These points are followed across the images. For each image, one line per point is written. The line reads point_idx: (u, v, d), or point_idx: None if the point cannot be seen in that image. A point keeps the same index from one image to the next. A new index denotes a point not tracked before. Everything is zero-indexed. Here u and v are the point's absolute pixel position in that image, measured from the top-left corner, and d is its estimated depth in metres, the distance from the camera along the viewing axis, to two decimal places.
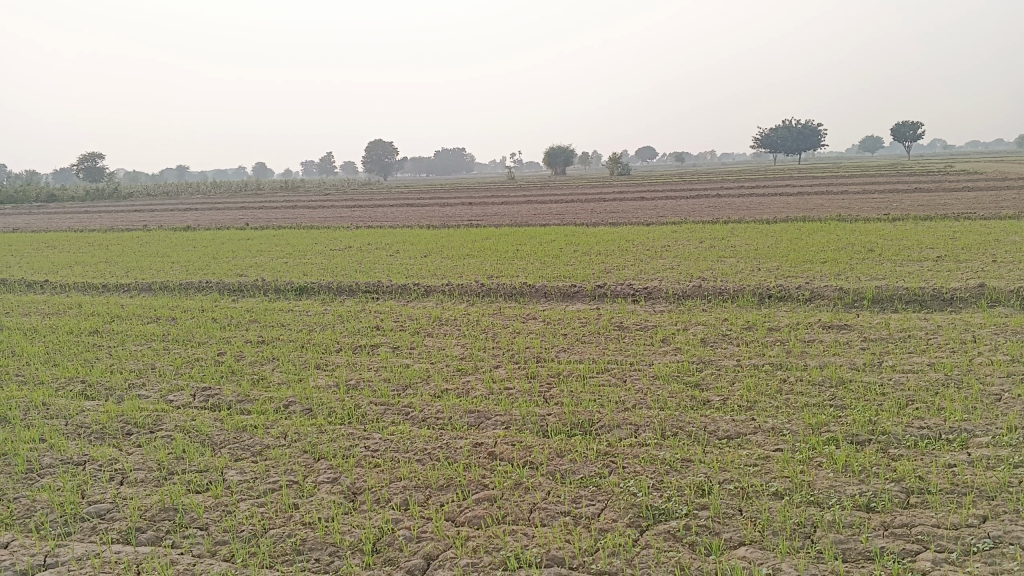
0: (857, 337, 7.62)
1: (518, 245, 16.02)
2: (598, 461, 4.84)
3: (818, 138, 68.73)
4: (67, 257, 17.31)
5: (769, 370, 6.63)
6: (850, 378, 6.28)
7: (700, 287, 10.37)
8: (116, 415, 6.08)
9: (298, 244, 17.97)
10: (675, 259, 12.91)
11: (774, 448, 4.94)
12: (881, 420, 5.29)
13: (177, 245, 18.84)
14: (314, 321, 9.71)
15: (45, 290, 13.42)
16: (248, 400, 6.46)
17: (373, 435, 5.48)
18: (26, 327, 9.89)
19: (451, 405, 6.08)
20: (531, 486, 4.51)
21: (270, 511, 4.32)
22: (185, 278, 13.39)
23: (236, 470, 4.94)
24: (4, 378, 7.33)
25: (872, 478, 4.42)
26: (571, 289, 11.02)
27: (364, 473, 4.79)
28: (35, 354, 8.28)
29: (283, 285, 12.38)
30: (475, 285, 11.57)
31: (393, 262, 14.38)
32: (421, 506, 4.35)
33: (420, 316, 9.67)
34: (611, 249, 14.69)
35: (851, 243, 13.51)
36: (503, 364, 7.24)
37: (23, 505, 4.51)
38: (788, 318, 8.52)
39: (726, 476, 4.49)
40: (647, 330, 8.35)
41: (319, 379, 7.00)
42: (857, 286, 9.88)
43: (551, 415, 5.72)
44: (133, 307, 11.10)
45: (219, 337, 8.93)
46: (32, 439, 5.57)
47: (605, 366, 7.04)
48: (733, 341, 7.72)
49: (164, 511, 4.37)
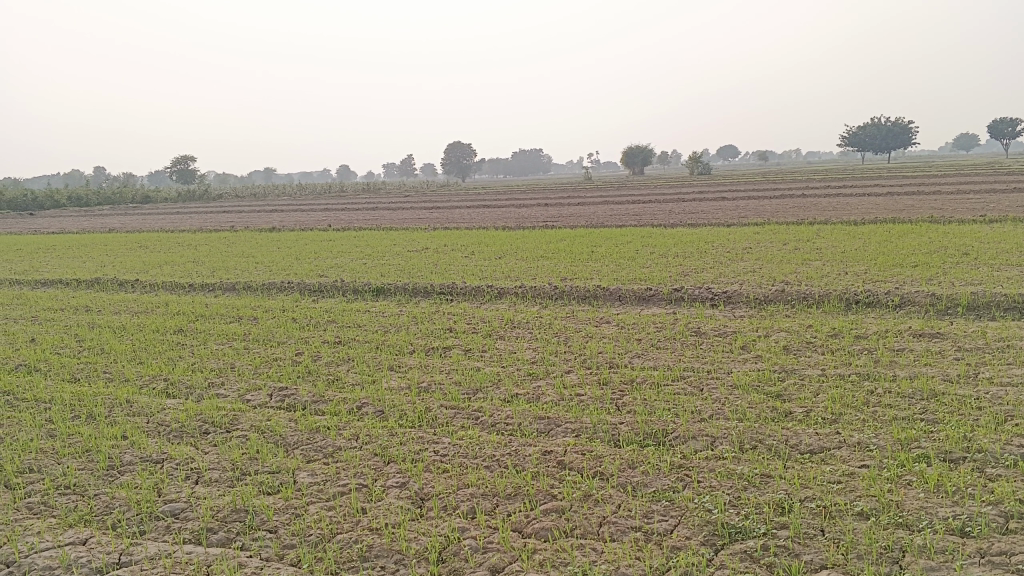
0: (951, 346, 7.23)
1: (594, 247, 15.87)
2: (672, 473, 4.68)
3: (909, 136, 66.14)
4: (158, 257, 17.98)
5: (856, 381, 6.33)
6: (943, 391, 5.92)
7: (783, 292, 10.04)
8: (195, 413, 6.21)
9: (376, 245, 18.20)
10: (756, 262, 12.57)
11: (860, 464, 4.70)
12: (977, 437, 4.96)
13: (262, 246, 19.33)
14: (390, 321, 9.78)
15: (136, 289, 13.95)
16: (322, 401, 6.51)
17: (443, 439, 5.44)
18: (116, 325, 10.27)
19: (521, 410, 6.00)
20: (601, 498, 4.38)
21: (339, 515, 4.31)
22: (267, 278, 13.71)
23: (307, 472, 4.96)
24: (92, 376, 7.60)
25: (966, 500, 4.13)
26: (646, 292, 10.82)
27: (432, 479, 4.75)
28: (124, 352, 8.59)
29: (361, 286, 12.55)
30: (548, 287, 11.47)
31: (469, 264, 14.41)
32: (488, 516, 4.27)
33: (493, 318, 9.63)
34: (689, 251, 14.39)
35: (945, 247, 12.85)
36: (575, 369, 7.13)
37: (103, 502, 4.63)
38: (876, 326, 8.14)
39: (807, 494, 4.28)
40: (726, 336, 8.10)
41: (391, 381, 7.01)
42: (950, 291, 9.39)
43: (623, 424, 5.58)
44: (217, 306, 11.42)
45: (298, 337, 9.08)
46: (115, 436, 5.75)
47: (681, 373, 6.84)
48: (817, 349, 7.42)
49: (235, 513, 4.41)
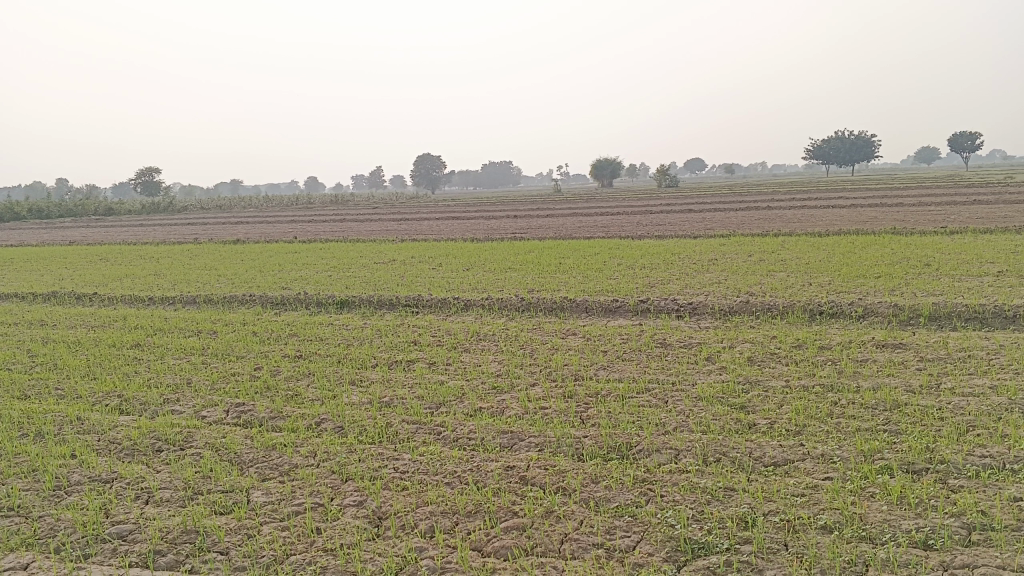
0: (913, 356, 7.27)
1: (561, 258, 15.84)
2: (635, 488, 4.61)
3: (872, 149, 67.27)
4: (118, 270, 17.63)
5: (820, 393, 6.32)
6: (905, 402, 5.93)
7: (748, 303, 10.06)
8: (148, 431, 6.03)
9: (342, 257, 18.01)
10: (722, 273, 12.61)
11: (824, 476, 4.66)
12: (940, 448, 4.96)
13: (225, 258, 19.05)
14: (353, 335, 9.63)
15: (94, 303, 13.64)
16: (280, 417, 6.36)
17: (403, 455, 5.32)
18: (71, 339, 10.01)
19: (484, 425, 5.89)
20: (563, 514, 4.29)
21: (293, 536, 4.18)
22: (230, 291, 13.48)
23: (262, 490, 4.82)
24: (43, 392, 7.36)
25: (929, 512, 4.11)
26: (613, 304, 10.79)
27: (391, 496, 4.63)
28: (77, 367, 8.35)
29: (325, 299, 12.38)
30: (515, 299, 11.39)
31: (435, 276, 14.28)
32: (447, 534, 4.17)
33: (458, 331, 9.53)
34: (655, 262, 14.42)
35: (907, 258, 13.00)
36: (540, 382, 7.04)
37: (47, 525, 4.45)
38: (839, 336, 8.17)
39: (771, 508, 4.23)
40: (691, 348, 8.07)
41: (353, 396, 6.88)
42: (912, 302, 9.47)
43: (587, 438, 5.50)
44: (177, 320, 11.18)
45: (258, 351, 8.90)
46: (63, 455, 5.55)
47: (646, 386, 6.79)
48: (781, 361, 7.41)
49: (185, 534, 4.26)
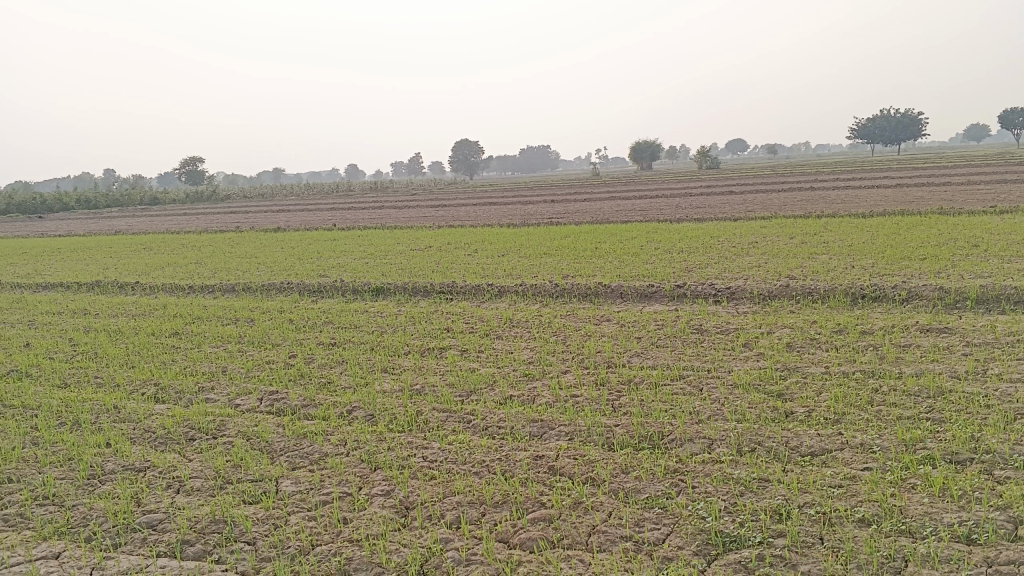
0: (959, 341, 7.03)
1: (598, 243, 15.70)
2: (666, 479, 4.51)
3: (919, 127, 65.59)
4: (160, 259, 17.89)
5: (860, 379, 6.14)
6: (950, 389, 5.73)
7: (788, 287, 9.85)
8: (181, 419, 6.07)
9: (380, 244, 18.05)
10: (762, 257, 12.37)
11: (862, 467, 4.52)
12: (985, 437, 4.77)
13: (265, 246, 19.23)
14: (387, 322, 9.63)
15: (136, 292, 13.86)
16: (312, 405, 6.37)
17: (432, 444, 5.29)
18: (112, 328, 10.16)
19: (515, 413, 5.83)
20: (592, 506, 4.22)
21: (319, 526, 4.17)
22: (267, 279, 13.59)
23: (291, 480, 4.82)
24: (83, 381, 7.47)
25: (973, 505, 3.95)
26: (648, 289, 10.64)
27: (419, 486, 4.60)
28: (116, 356, 8.47)
29: (360, 286, 12.41)
30: (549, 285, 11.30)
31: (471, 262, 14.24)
32: (473, 525, 4.12)
33: (492, 318, 9.46)
34: (693, 246, 14.20)
35: (954, 239, 12.61)
36: (572, 370, 6.95)
37: (79, 514, 4.50)
38: (882, 321, 7.94)
39: (806, 500, 4.10)
40: (728, 333, 7.92)
41: (384, 383, 6.86)
42: (959, 285, 9.17)
43: (618, 427, 5.41)
44: (215, 308, 11.29)
45: (293, 339, 8.94)
46: (99, 444, 5.61)
47: (680, 373, 6.66)
48: (821, 346, 7.23)
49: (213, 524, 4.28)
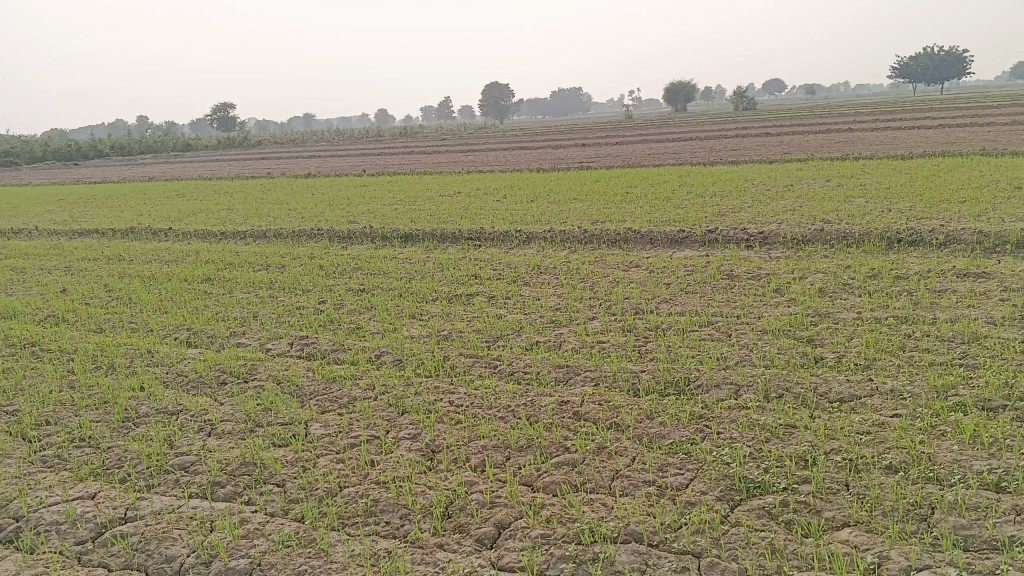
0: (997, 286, 6.87)
1: (629, 187, 15.51)
2: (692, 425, 4.50)
3: (964, 65, 63.44)
4: (193, 205, 18.04)
5: (892, 325, 6.04)
6: (985, 335, 5.62)
7: (821, 231, 9.66)
8: (213, 363, 6.17)
9: (409, 190, 18.01)
10: (797, 201, 12.14)
11: (892, 414, 4.46)
12: (1020, 384, 4.68)
13: (296, 192, 19.28)
14: (416, 268, 9.64)
15: (169, 238, 14.01)
16: (341, 350, 6.43)
17: (459, 389, 5.32)
18: (146, 274, 10.30)
19: (541, 359, 5.84)
20: (616, 451, 4.23)
21: (346, 469, 4.23)
22: (298, 225, 13.65)
23: (320, 423, 4.89)
24: (118, 326, 7.61)
25: (1004, 453, 3.89)
26: (678, 234, 10.52)
27: (445, 430, 4.64)
28: (150, 301, 8.60)
29: (389, 232, 12.42)
30: (578, 231, 11.22)
31: (500, 207, 14.17)
32: (498, 469, 4.16)
33: (520, 264, 9.43)
34: (727, 190, 13.97)
35: (996, 181, 12.26)
36: (600, 316, 6.92)
37: (114, 455, 4.61)
38: (918, 265, 7.77)
39: (833, 446, 4.07)
40: (759, 279, 7.82)
41: (412, 329, 6.90)
42: (1000, 228, 8.93)
43: (644, 373, 5.39)
44: (246, 254, 11.38)
45: (323, 285, 9.00)
46: (133, 388, 5.73)
47: (709, 319, 6.61)
48: (853, 292, 7.11)
49: (244, 466, 4.36)
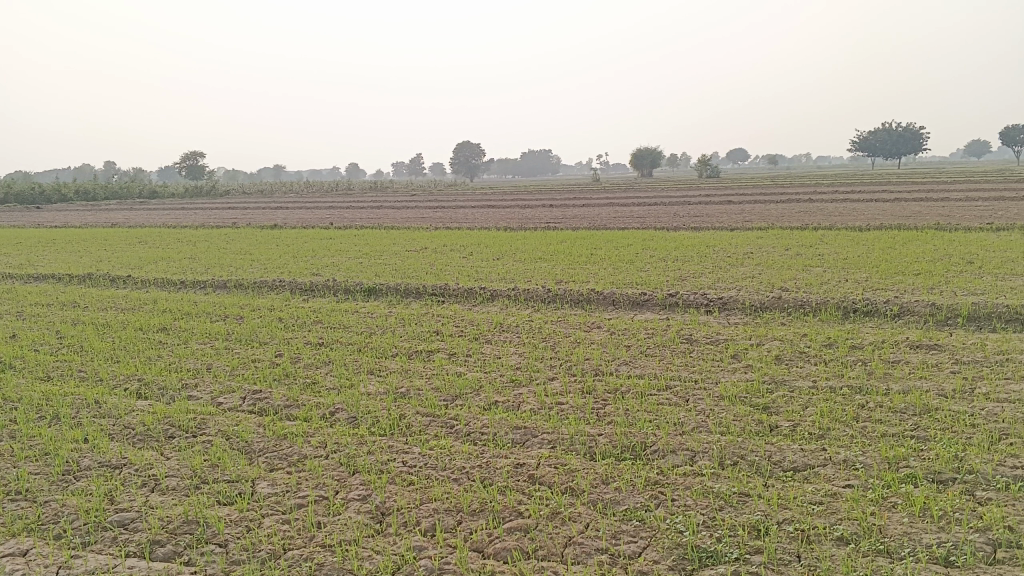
0: (949, 358, 7.00)
1: (594, 249, 15.66)
2: (646, 491, 4.46)
3: (920, 142, 65.66)
4: (154, 252, 17.83)
5: (847, 395, 6.10)
6: (937, 407, 5.70)
7: (780, 299, 9.81)
8: (162, 416, 6.02)
9: (376, 244, 18.00)
10: (757, 267, 12.35)
11: (844, 484, 4.47)
12: (969, 457, 4.73)
13: (260, 243, 19.16)
14: (377, 323, 9.58)
15: (127, 285, 13.80)
16: (295, 405, 6.32)
17: (413, 449, 5.24)
18: (100, 322, 10.10)
19: (498, 419, 5.79)
20: (569, 517, 4.17)
21: (293, 530, 4.13)
22: (260, 276, 13.53)
23: (268, 481, 4.77)
24: (66, 374, 7.42)
25: (953, 526, 3.91)
26: (640, 297, 10.60)
27: (396, 492, 4.55)
28: (102, 350, 8.41)
29: (352, 286, 12.36)
30: (541, 290, 11.26)
31: (465, 264, 14.20)
32: (448, 534, 4.08)
33: (482, 322, 9.42)
34: (689, 255, 14.17)
35: (949, 254, 12.60)
36: (559, 377, 6.90)
37: (51, 510, 4.45)
38: (873, 336, 7.90)
39: (785, 516, 4.07)
40: (718, 344, 7.88)
41: (369, 386, 6.81)
42: (951, 301, 9.14)
43: (601, 436, 5.36)
44: (205, 304, 11.23)
45: (281, 337, 8.89)
46: (76, 439, 5.56)
47: (667, 383, 6.62)
48: (810, 360, 7.19)
49: (186, 524, 4.23)
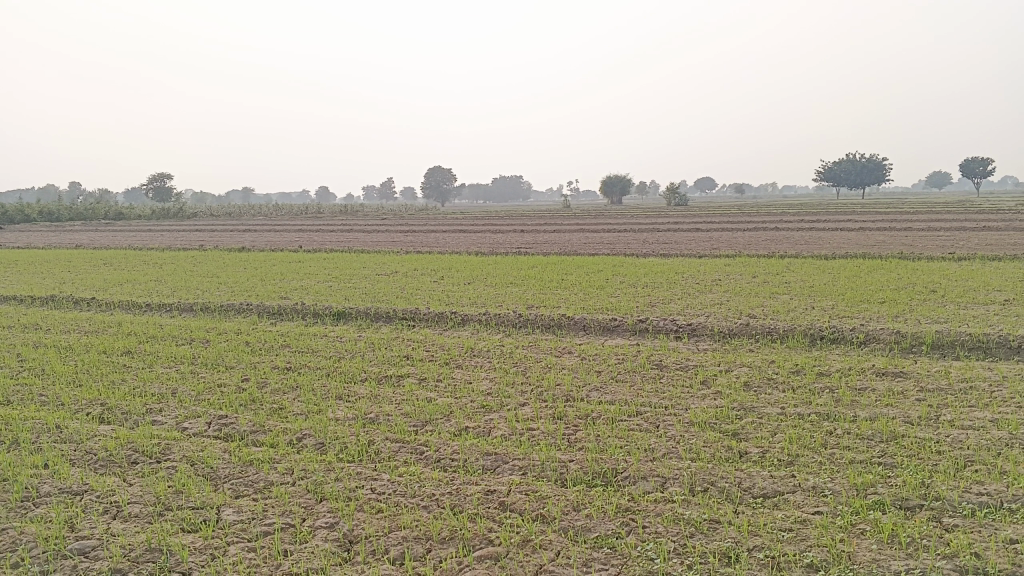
0: (914, 386, 7.10)
1: (564, 274, 15.72)
2: (617, 518, 4.45)
3: (883, 173, 67.04)
4: (119, 275, 17.57)
5: (815, 422, 6.15)
6: (903, 433, 5.76)
7: (748, 325, 9.90)
8: (125, 442, 5.90)
9: (345, 268, 17.91)
10: (725, 294, 12.47)
11: (813, 510, 4.50)
12: (935, 484, 4.79)
13: (228, 266, 18.98)
14: (346, 347, 9.50)
15: (91, 308, 13.58)
16: (262, 431, 6.23)
17: (382, 475, 5.18)
18: (62, 345, 9.90)
19: (468, 446, 5.75)
20: (540, 544, 4.15)
21: (259, 558, 4.05)
22: (227, 299, 13.38)
23: (234, 508, 4.69)
24: (26, 398, 7.25)
25: (920, 553, 3.94)
26: (610, 323, 10.64)
27: (365, 519, 4.49)
28: (64, 373, 8.25)
29: (321, 309, 12.27)
30: (512, 315, 11.26)
31: (436, 289, 14.18)
32: (418, 562, 4.03)
33: (452, 346, 9.38)
34: (658, 281, 14.27)
35: (912, 283, 12.83)
36: (529, 403, 6.88)
37: (8, 538, 4.33)
38: (840, 363, 8.00)
39: (755, 543, 4.07)
40: (688, 370, 7.92)
41: (338, 411, 6.73)
42: (916, 329, 9.28)
43: (572, 463, 5.34)
44: (171, 327, 11.06)
45: (248, 362, 8.78)
46: (36, 465, 5.42)
47: (638, 409, 6.63)
48: (778, 386, 7.25)
49: (149, 553, 4.13)
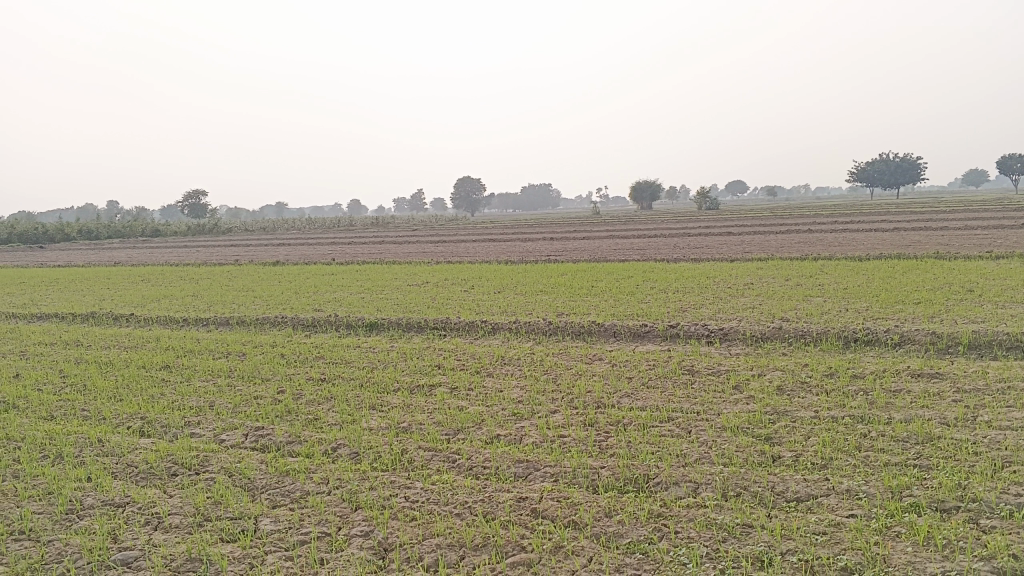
0: (951, 387, 7.00)
1: (594, 281, 15.72)
2: (649, 523, 4.46)
3: (918, 172, 66.01)
4: (157, 290, 17.92)
5: (849, 424, 6.10)
6: (938, 435, 5.70)
7: (780, 329, 9.83)
8: (164, 454, 6.02)
9: (377, 279, 18.07)
10: (757, 298, 12.40)
11: (848, 513, 4.47)
12: (972, 486, 4.73)
13: (263, 280, 19.24)
14: (379, 358, 9.59)
15: (130, 323, 13.87)
16: (297, 442, 6.32)
17: (415, 484, 5.24)
18: (103, 360, 10.13)
19: (500, 453, 5.79)
20: (572, 551, 4.17)
21: (295, 567, 4.13)
22: (262, 313, 13.57)
23: (271, 518, 4.77)
24: (69, 413, 7.43)
25: (956, 555, 3.90)
26: (641, 329, 10.63)
27: (399, 527, 4.55)
28: (105, 388, 8.44)
29: (354, 320, 12.41)
30: (543, 323, 11.29)
31: (466, 298, 14.25)
32: (451, 569, 4.08)
33: (484, 355, 9.44)
34: (689, 286, 14.22)
35: (949, 283, 12.64)
36: (561, 410, 6.90)
37: (55, 550, 4.45)
38: (874, 365, 7.91)
39: (789, 546, 4.06)
40: (720, 375, 7.88)
41: (371, 421, 6.81)
42: (952, 330, 9.15)
43: (603, 469, 5.36)
44: (207, 341, 11.25)
45: (283, 373, 8.91)
46: (79, 478, 5.57)
47: (669, 415, 6.62)
48: (811, 390, 7.18)
49: (189, 562, 4.24)
